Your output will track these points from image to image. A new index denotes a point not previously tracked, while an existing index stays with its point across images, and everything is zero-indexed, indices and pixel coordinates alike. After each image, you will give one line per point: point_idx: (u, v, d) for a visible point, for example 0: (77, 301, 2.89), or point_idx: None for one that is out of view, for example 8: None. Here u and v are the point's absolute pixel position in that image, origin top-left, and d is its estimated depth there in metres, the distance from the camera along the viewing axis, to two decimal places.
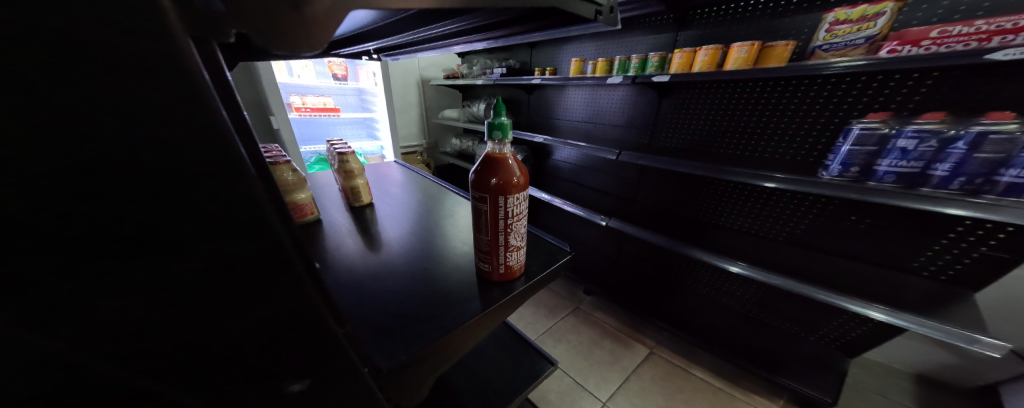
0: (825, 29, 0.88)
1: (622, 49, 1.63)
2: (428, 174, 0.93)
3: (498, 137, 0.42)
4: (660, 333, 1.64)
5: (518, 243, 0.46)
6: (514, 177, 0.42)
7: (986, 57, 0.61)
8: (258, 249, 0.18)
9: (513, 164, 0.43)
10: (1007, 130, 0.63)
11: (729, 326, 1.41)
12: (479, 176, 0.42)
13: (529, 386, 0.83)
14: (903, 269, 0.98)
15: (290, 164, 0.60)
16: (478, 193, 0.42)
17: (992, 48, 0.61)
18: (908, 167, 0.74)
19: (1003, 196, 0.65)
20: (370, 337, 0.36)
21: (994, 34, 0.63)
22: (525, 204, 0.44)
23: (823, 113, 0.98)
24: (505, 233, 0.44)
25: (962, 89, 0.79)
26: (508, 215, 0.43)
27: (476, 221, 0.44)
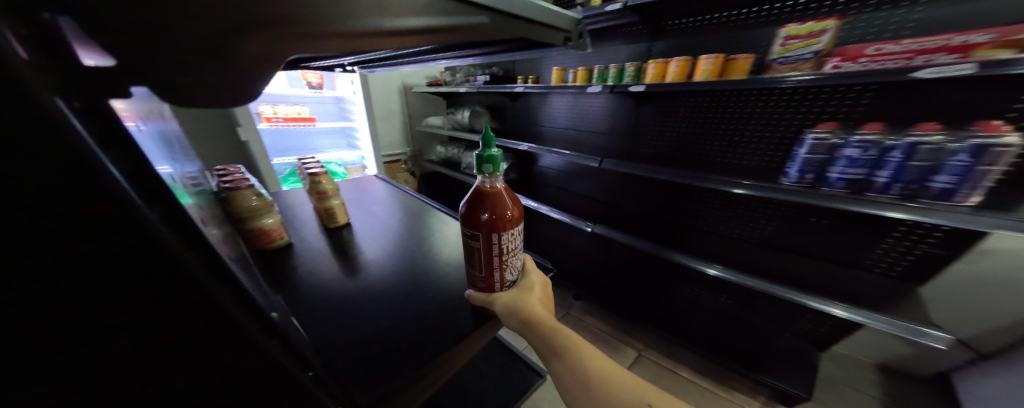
0: (780, 44, 0.94)
1: (601, 58, 1.68)
2: (410, 189, 0.92)
3: (488, 171, 0.42)
4: (648, 335, 1.67)
5: (514, 277, 0.48)
6: (507, 211, 0.43)
7: (911, 75, 0.67)
8: (202, 303, 0.18)
9: (509, 200, 0.44)
10: (934, 141, 0.69)
11: (714, 325, 1.45)
12: (473, 213, 0.43)
13: (520, 400, 0.83)
14: (864, 267, 1.04)
15: (254, 189, 0.57)
16: (474, 229, 0.43)
17: (916, 67, 0.66)
18: (855, 174, 0.80)
19: (935, 200, 0.71)
20: (347, 374, 0.36)
21: (919, 54, 0.69)
22: (520, 238, 0.46)
23: (783, 121, 1.04)
24: (501, 270, 0.46)
25: (900, 99, 0.85)
26: (504, 252, 0.45)
27: (470, 257, 0.46)
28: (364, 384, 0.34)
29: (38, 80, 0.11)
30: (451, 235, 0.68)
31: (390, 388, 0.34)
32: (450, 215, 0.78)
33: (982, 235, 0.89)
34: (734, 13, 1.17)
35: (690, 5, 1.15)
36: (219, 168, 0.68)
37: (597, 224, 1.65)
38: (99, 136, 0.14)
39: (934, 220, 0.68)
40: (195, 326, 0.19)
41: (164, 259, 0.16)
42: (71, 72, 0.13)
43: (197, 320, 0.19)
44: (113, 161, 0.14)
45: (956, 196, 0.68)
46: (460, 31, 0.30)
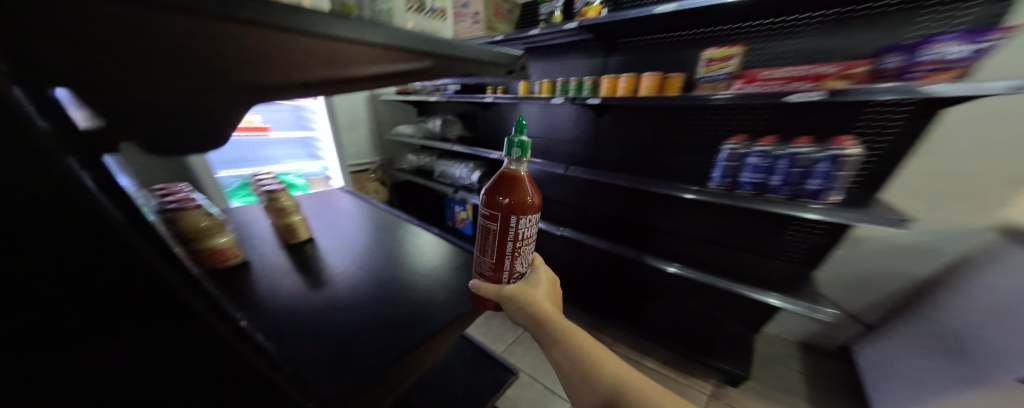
0: (704, 65, 1.10)
1: (564, 71, 1.80)
2: (378, 201, 0.95)
3: (516, 156, 0.50)
4: (618, 330, 1.76)
5: (523, 269, 0.54)
6: (528, 197, 0.49)
7: (785, 99, 0.85)
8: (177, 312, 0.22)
9: (529, 188, 0.51)
10: (806, 152, 0.86)
11: (674, 315, 1.58)
12: (494, 199, 0.50)
13: (491, 400, 0.87)
14: (785, 255, 1.21)
15: (202, 208, 0.57)
16: (494, 214, 0.50)
17: (787, 92, 0.85)
18: (756, 178, 0.96)
19: (809, 199, 0.87)
20: (315, 375, 0.39)
21: (791, 80, 0.91)
22: (534, 227, 0.52)
23: (712, 132, 1.21)
24: (512, 257, 0.52)
25: (793, 113, 1.03)
26: (518, 238, 0.51)
27: (488, 239, 0.52)
28: (332, 383, 0.38)
29: (60, 147, 0.15)
30: (417, 246, 0.72)
31: (358, 385, 0.38)
32: (419, 226, 0.82)
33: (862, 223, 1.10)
34: (673, 34, 1.33)
35: (637, 25, 1.31)
36: (160, 187, 0.67)
37: (567, 227, 1.74)
38: (99, 181, 0.18)
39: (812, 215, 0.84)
40: (170, 331, 0.23)
41: (145, 276, 0.20)
42: (73, 135, 0.18)
43: (173, 325, 0.23)
44: (108, 200, 0.18)
45: (823, 196, 0.85)
46: (405, 73, 0.36)
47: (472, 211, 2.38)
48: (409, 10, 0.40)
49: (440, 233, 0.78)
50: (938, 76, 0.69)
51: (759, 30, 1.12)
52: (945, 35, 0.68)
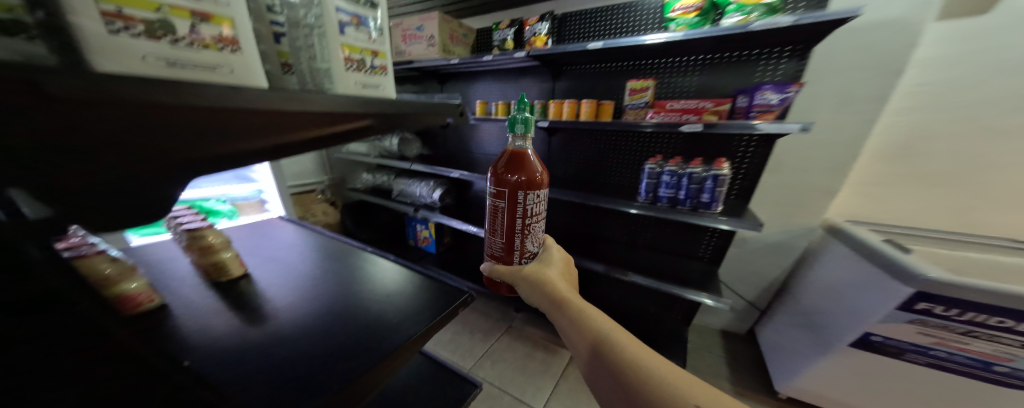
0: (629, 93, 1.29)
1: (517, 92, 1.93)
2: (325, 230, 0.92)
3: (521, 132, 0.54)
4: None
5: (535, 249, 0.60)
6: (535, 174, 0.55)
7: (681, 128, 1.10)
8: None
9: (536, 167, 0.56)
10: (698, 172, 1.14)
11: (627, 313, 1.73)
12: (504, 179, 0.55)
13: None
14: (705, 253, 1.45)
15: (107, 254, 0.52)
16: (505, 193, 0.56)
17: (682, 124, 1.10)
18: (670, 194, 1.20)
19: (704, 209, 1.14)
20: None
21: (683, 113, 1.14)
22: (542, 204, 0.57)
23: (641, 151, 1.43)
24: (523, 234, 0.57)
25: (692, 139, 1.30)
26: (528, 215, 0.56)
27: (498, 217, 0.57)
28: None
29: None
30: (368, 272, 0.73)
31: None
32: (372, 252, 0.82)
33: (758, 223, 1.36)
34: (608, 65, 1.54)
35: (577, 56, 1.48)
36: None
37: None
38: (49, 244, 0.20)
39: (708, 223, 1.10)
40: None
41: None
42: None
43: None
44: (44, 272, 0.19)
45: (712, 206, 1.13)
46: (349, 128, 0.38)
47: (434, 228, 2.35)
48: (347, 71, 0.37)
49: (396, 259, 0.79)
50: (765, 117, 1.00)
51: (671, 66, 1.36)
52: (766, 86, 0.99)
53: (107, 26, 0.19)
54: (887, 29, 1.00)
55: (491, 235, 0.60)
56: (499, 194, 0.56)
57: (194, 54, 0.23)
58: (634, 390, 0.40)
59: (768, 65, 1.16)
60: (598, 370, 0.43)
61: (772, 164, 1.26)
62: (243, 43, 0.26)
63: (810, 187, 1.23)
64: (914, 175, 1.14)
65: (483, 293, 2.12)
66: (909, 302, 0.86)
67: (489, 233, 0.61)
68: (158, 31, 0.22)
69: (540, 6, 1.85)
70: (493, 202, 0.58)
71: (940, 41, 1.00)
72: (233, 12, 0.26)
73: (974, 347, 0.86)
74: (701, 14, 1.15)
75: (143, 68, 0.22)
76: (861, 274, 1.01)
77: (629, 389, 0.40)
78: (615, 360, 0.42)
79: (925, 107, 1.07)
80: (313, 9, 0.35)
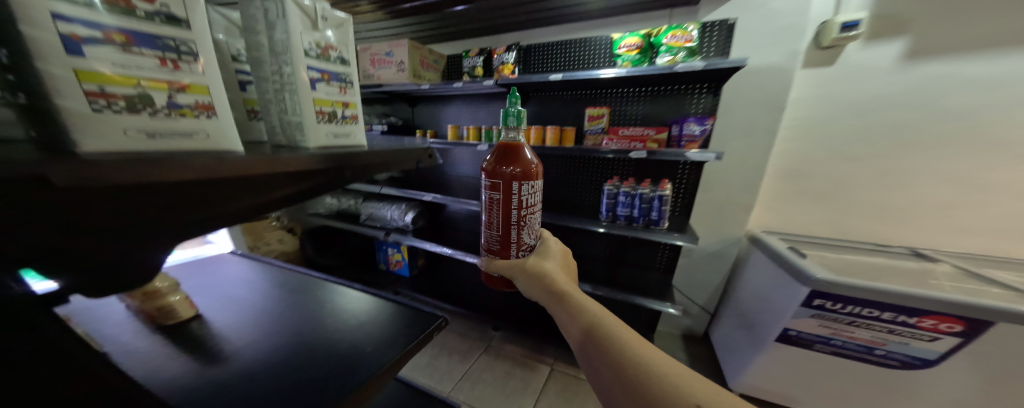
0: (589, 119, 1.43)
1: (487, 115, 2.01)
2: (286, 263, 0.88)
3: (513, 125, 0.56)
4: (557, 349, 1.86)
5: (533, 242, 0.60)
6: (531, 166, 0.56)
7: (631, 154, 1.25)
8: None
9: (530, 158, 0.56)
10: (647, 193, 1.30)
11: None
12: (498, 170, 0.55)
13: None
14: (663, 262, 1.59)
15: None
16: (499, 185, 0.55)
17: (631, 150, 1.25)
18: (626, 212, 1.34)
19: (654, 226, 1.30)
20: None
21: (632, 141, 1.30)
22: (538, 195, 0.58)
23: (602, 172, 1.57)
24: (518, 227, 0.57)
25: (641, 165, 1.48)
26: (523, 206, 0.56)
27: (493, 210, 0.57)
28: None
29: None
30: (336, 303, 0.71)
31: None
32: (339, 283, 0.80)
33: (704, 233, 1.53)
34: (570, 93, 1.68)
35: (542, 85, 1.61)
36: None
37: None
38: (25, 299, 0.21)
39: (658, 238, 1.25)
40: None
41: None
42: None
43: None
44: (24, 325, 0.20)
45: (660, 223, 1.29)
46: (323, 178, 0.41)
47: (407, 251, 2.30)
48: (318, 122, 0.40)
49: (364, 288, 0.77)
50: (692, 145, 1.21)
51: (623, 95, 1.53)
52: (690, 119, 1.21)
53: (90, 104, 0.22)
54: (772, 73, 1.26)
55: (486, 229, 0.60)
56: (493, 185, 0.56)
57: (173, 122, 0.26)
58: (631, 381, 0.38)
59: (699, 97, 1.37)
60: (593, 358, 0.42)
61: (705, 183, 1.45)
62: (220, 110, 0.30)
63: (742, 202, 1.44)
64: (819, 188, 1.37)
65: (459, 314, 2.07)
66: (808, 298, 1.03)
67: (485, 228, 0.60)
68: (137, 105, 0.24)
69: (507, 36, 2.00)
70: (487, 194, 0.58)
71: (807, 83, 1.28)
72: (209, 80, 0.29)
73: (858, 335, 1.05)
74: (641, 52, 1.34)
75: (125, 141, 0.24)
76: (776, 273, 1.18)
77: (624, 378, 0.38)
78: (612, 350, 0.41)
79: (801, 133, 1.34)
80: (286, 70, 0.39)
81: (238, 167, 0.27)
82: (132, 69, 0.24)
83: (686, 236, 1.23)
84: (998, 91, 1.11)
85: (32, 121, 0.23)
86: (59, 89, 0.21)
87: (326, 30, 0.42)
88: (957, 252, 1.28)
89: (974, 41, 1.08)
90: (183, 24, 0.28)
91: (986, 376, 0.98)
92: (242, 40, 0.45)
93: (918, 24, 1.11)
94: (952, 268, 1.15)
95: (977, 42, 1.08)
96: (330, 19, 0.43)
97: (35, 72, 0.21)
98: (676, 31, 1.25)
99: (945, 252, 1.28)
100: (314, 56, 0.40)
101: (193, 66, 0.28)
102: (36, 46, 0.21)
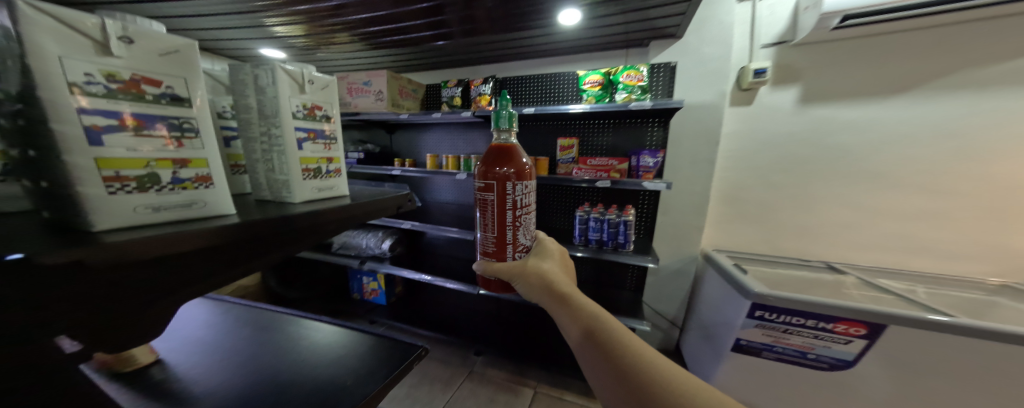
0: (561, 149, 1.54)
1: (466, 143, 2.10)
2: (251, 302, 0.85)
3: (506, 126, 0.56)
4: (539, 372, 1.84)
5: (529, 242, 0.61)
6: (525, 167, 0.56)
7: (598, 183, 1.37)
8: None
9: (524, 157, 0.57)
10: (613, 218, 1.42)
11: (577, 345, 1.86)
12: (493, 170, 0.55)
13: None
14: (633, 281, 1.71)
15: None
16: (494, 185, 0.55)
17: (598, 180, 1.37)
18: (597, 236, 1.45)
19: (622, 249, 1.42)
20: None
21: (598, 171, 1.43)
22: (532, 196, 0.58)
23: (574, 199, 1.69)
24: (514, 227, 0.57)
25: (608, 193, 1.63)
26: (518, 206, 0.57)
27: (488, 211, 0.57)
28: None
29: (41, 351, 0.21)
30: (310, 339, 0.70)
31: None
32: (312, 319, 0.79)
33: (667, 252, 1.67)
34: (542, 124, 1.81)
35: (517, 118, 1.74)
36: None
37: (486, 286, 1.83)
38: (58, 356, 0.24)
39: (627, 261, 1.35)
40: None
41: None
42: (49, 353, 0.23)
43: None
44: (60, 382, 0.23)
45: (626, 246, 1.40)
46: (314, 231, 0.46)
47: (383, 279, 2.24)
48: (304, 179, 0.45)
49: (338, 321, 0.77)
50: (647, 175, 1.37)
51: (589, 127, 1.68)
52: (645, 152, 1.38)
53: (107, 189, 0.26)
54: (707, 110, 1.49)
55: (481, 230, 0.59)
56: (488, 186, 0.56)
57: (175, 196, 0.30)
58: (627, 376, 0.42)
59: (653, 129, 1.56)
60: (597, 357, 0.45)
61: (664, 207, 1.61)
62: (217, 180, 0.34)
63: (696, 223, 1.60)
64: (758, 208, 1.58)
65: (440, 340, 2.02)
66: (751, 310, 1.22)
67: (480, 229, 0.60)
68: (146, 184, 0.28)
69: (484, 68, 2.17)
70: (481, 195, 0.57)
71: (734, 119, 1.53)
72: (207, 153, 0.33)
73: (787, 339, 1.21)
74: (602, 88, 1.49)
75: (132, 217, 0.28)
76: (725, 289, 1.37)
77: (626, 377, 0.42)
78: (614, 350, 0.44)
79: (734, 163, 1.57)
80: (274, 132, 0.44)
81: (235, 231, 0.32)
82: (143, 151, 0.28)
83: (648, 258, 1.35)
84: (878, 130, 1.36)
85: (46, 203, 0.26)
86: (81, 178, 0.25)
87: (313, 93, 0.47)
88: (870, 267, 1.48)
89: (854, 91, 1.35)
90: (186, 103, 0.32)
91: (896, 376, 1.13)
92: (226, 97, 0.49)
93: (806, 74, 1.39)
94: (856, 279, 1.37)
95: (855, 92, 1.35)
96: (317, 81, 0.48)
97: (60, 162, 0.24)
98: (630, 71, 1.42)
99: (859, 267, 1.48)
100: (301, 118, 0.45)
101: (195, 141, 0.32)
102: (63, 140, 0.24)
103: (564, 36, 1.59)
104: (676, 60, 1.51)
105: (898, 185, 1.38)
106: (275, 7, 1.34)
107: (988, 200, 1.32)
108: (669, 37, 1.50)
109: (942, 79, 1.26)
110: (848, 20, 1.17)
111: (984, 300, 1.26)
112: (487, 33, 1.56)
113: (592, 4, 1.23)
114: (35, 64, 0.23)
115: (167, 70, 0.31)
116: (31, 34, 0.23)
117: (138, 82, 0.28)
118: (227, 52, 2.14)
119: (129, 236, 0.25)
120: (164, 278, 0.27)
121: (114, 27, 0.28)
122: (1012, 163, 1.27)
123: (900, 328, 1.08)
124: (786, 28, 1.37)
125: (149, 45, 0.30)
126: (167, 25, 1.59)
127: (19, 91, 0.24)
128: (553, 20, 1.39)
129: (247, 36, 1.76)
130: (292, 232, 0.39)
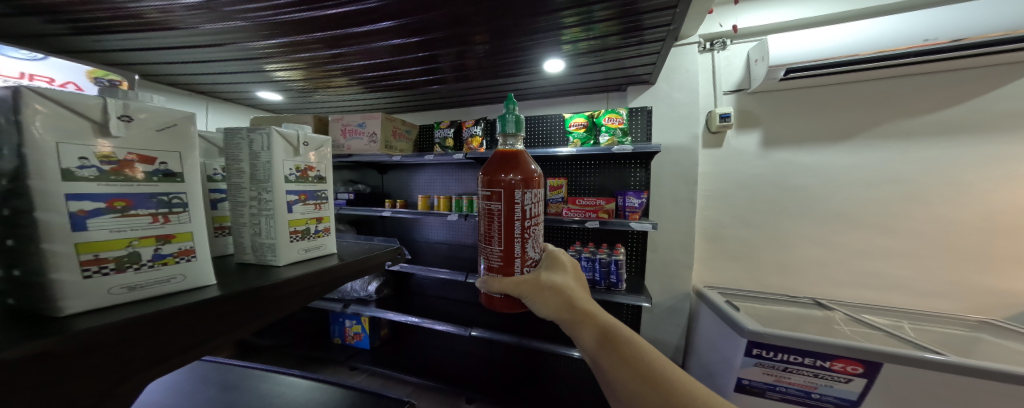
0: (550, 189, 1.59)
1: (457, 182, 2.13)
2: (220, 357, 0.78)
3: (512, 131, 0.58)
4: None
5: (538, 256, 0.60)
6: (534, 174, 0.56)
7: (587, 224, 1.40)
8: None
9: (531, 164, 0.57)
10: (603, 257, 1.44)
11: (573, 395, 1.74)
12: (498, 178, 0.55)
13: None
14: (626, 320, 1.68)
15: None
16: (501, 192, 0.55)
17: (587, 221, 1.40)
18: (588, 276, 1.45)
19: (614, 289, 1.42)
20: None
21: (585, 210, 1.47)
22: (540, 204, 0.58)
23: (564, 238, 1.72)
24: (522, 239, 0.56)
25: (594, 235, 1.68)
26: (526, 216, 0.56)
27: (495, 219, 0.56)
28: None
29: None
30: (288, 393, 0.65)
31: None
32: (289, 372, 0.73)
33: (660, 289, 1.67)
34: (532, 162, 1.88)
35: None
36: None
37: (476, 327, 1.74)
38: None
39: (620, 300, 1.34)
40: None
41: None
42: None
43: None
44: None
45: (618, 285, 1.41)
46: None
47: (368, 322, 2.11)
48: (291, 242, 0.46)
49: (316, 376, 0.72)
50: (633, 216, 1.42)
51: (575, 166, 1.75)
52: (630, 193, 1.45)
53: (83, 272, 0.26)
54: (681, 151, 1.60)
55: (486, 243, 0.58)
56: (494, 194, 0.56)
57: (154, 272, 0.30)
58: (656, 397, 0.43)
59: (635, 170, 1.65)
60: (625, 377, 0.45)
61: (652, 244, 1.65)
62: (200, 252, 0.34)
63: (684, 260, 1.63)
64: (742, 241, 1.63)
65: (427, 388, 1.85)
66: (748, 348, 1.22)
67: (483, 241, 0.58)
68: (125, 264, 0.29)
69: (476, 110, 2.30)
70: (486, 203, 0.57)
71: (708, 161, 1.65)
72: (193, 226, 0.33)
73: (784, 378, 1.20)
74: (586, 130, 1.57)
75: (106, 297, 0.28)
76: (720, 326, 1.37)
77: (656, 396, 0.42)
78: (641, 370, 0.45)
79: (712, 202, 1.65)
80: (264, 196, 0.44)
81: (212, 305, 0.32)
82: (126, 232, 0.28)
83: (642, 298, 1.34)
84: (835, 172, 1.48)
85: (14, 291, 0.26)
86: (57, 264, 0.25)
87: (305, 154, 0.48)
88: (855, 303, 1.50)
89: (811, 135, 1.50)
90: (178, 178, 0.32)
91: None
92: (217, 160, 0.50)
93: (763, 119, 1.55)
94: (841, 314, 1.39)
95: (810, 136, 1.50)
96: (311, 142, 0.49)
97: (40, 250, 0.24)
98: (612, 114, 1.51)
99: (844, 303, 1.51)
100: (294, 180, 0.46)
101: (182, 215, 0.32)
102: (45, 228, 0.24)
103: (549, 82, 1.72)
104: (650, 105, 1.66)
105: (864, 222, 1.47)
106: (277, 55, 1.40)
107: (952, 239, 1.38)
108: (644, 84, 1.66)
109: (881, 127, 1.41)
110: (791, 73, 1.34)
111: (968, 336, 1.28)
112: (479, 79, 1.69)
113: (574, 55, 1.37)
114: (29, 152, 0.23)
115: (164, 146, 0.30)
116: (30, 125, 0.23)
117: (131, 161, 0.28)
118: (223, 94, 2.20)
119: (99, 322, 0.25)
120: (135, 354, 0.27)
121: (115, 106, 0.27)
122: (965, 203, 1.36)
123: (896, 366, 1.08)
124: (742, 78, 1.55)
125: (148, 120, 0.29)
126: (167, 70, 1.65)
127: (10, 175, 0.24)
128: (539, 68, 1.52)
129: (246, 80, 1.82)
130: (273, 298, 0.39)
